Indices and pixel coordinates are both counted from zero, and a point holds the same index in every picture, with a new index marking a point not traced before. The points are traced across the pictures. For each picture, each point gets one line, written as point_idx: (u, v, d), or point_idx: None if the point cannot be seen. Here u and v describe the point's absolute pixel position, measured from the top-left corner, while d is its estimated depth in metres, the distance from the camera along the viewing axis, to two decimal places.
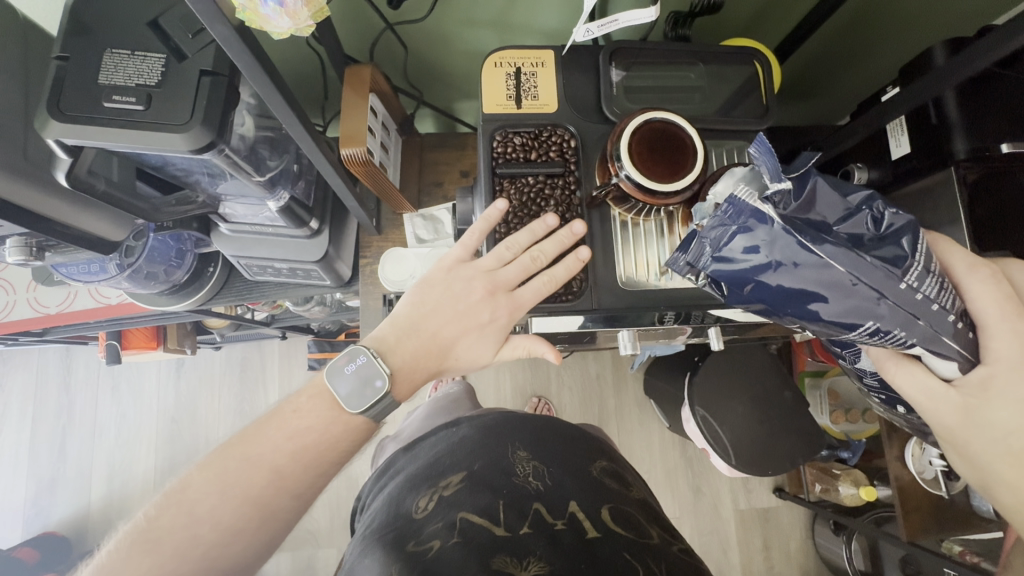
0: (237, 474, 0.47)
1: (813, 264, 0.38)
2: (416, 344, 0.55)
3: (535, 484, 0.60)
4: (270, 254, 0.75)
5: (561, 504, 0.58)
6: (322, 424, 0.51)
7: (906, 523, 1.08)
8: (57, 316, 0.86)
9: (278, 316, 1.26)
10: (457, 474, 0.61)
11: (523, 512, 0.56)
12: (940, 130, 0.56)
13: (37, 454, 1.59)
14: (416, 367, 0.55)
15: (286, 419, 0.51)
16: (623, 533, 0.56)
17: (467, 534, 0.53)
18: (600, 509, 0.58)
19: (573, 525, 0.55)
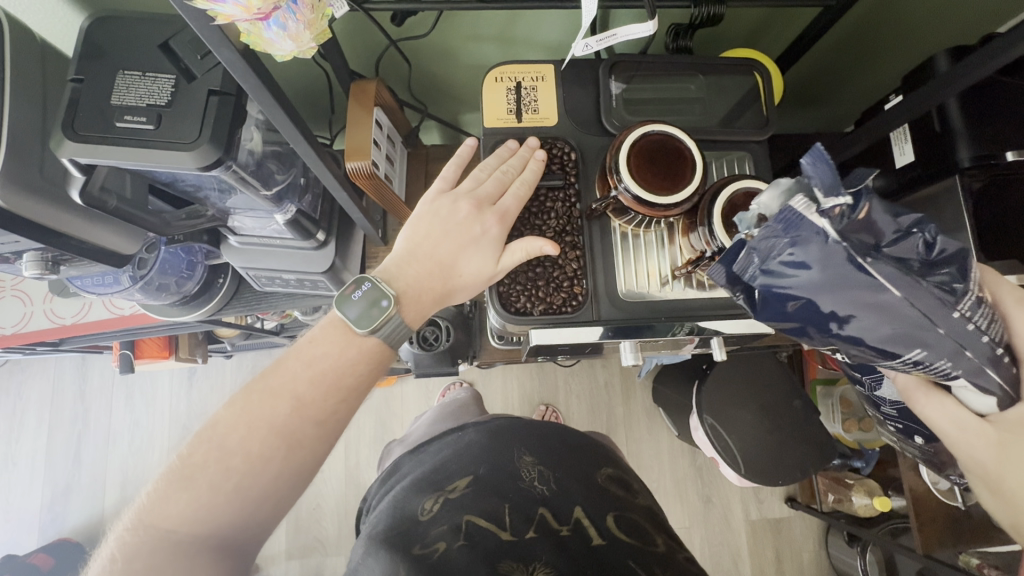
0: (260, 406, 0.46)
1: (868, 286, 0.36)
2: (416, 270, 0.53)
3: (541, 488, 0.61)
4: (279, 266, 0.76)
5: (566, 509, 0.59)
6: (337, 351, 0.50)
7: (922, 536, 1.07)
8: (72, 327, 0.88)
9: (287, 325, 1.28)
10: (463, 478, 0.61)
11: (529, 516, 0.58)
12: (944, 139, 0.56)
13: (54, 462, 1.62)
14: (417, 294, 0.53)
15: (303, 350, 0.49)
16: (627, 540, 0.57)
17: (474, 538, 0.55)
18: (606, 516, 0.60)
19: (580, 533, 0.57)
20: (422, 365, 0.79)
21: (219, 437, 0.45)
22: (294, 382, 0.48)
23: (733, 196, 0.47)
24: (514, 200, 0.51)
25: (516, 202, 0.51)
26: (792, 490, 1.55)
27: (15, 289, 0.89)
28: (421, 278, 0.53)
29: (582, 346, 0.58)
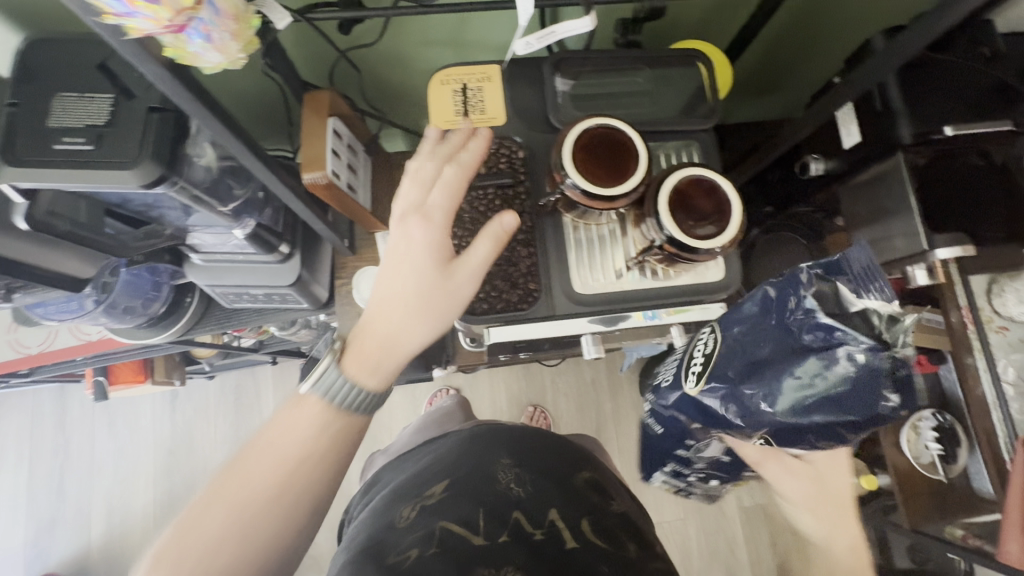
0: (238, 484, 0.44)
1: (783, 330, 0.45)
2: (358, 335, 0.50)
3: (515, 490, 0.59)
4: (243, 281, 0.76)
5: (541, 513, 0.57)
6: (311, 424, 0.47)
7: (908, 507, 1.19)
8: (39, 356, 0.87)
9: (266, 342, 1.28)
10: (440, 484, 0.60)
11: (503, 521, 0.56)
12: (887, 117, 0.56)
13: (36, 497, 1.59)
14: (364, 343, 0.49)
15: (286, 419, 0.47)
16: (602, 544, 0.55)
17: (446, 543, 0.52)
18: (581, 520, 0.58)
19: (551, 534, 0.55)
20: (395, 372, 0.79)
21: (200, 518, 0.43)
22: (275, 445, 0.45)
23: (678, 184, 0.48)
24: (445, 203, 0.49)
25: (448, 201, 0.49)
26: None
27: None
28: (362, 342, 0.49)
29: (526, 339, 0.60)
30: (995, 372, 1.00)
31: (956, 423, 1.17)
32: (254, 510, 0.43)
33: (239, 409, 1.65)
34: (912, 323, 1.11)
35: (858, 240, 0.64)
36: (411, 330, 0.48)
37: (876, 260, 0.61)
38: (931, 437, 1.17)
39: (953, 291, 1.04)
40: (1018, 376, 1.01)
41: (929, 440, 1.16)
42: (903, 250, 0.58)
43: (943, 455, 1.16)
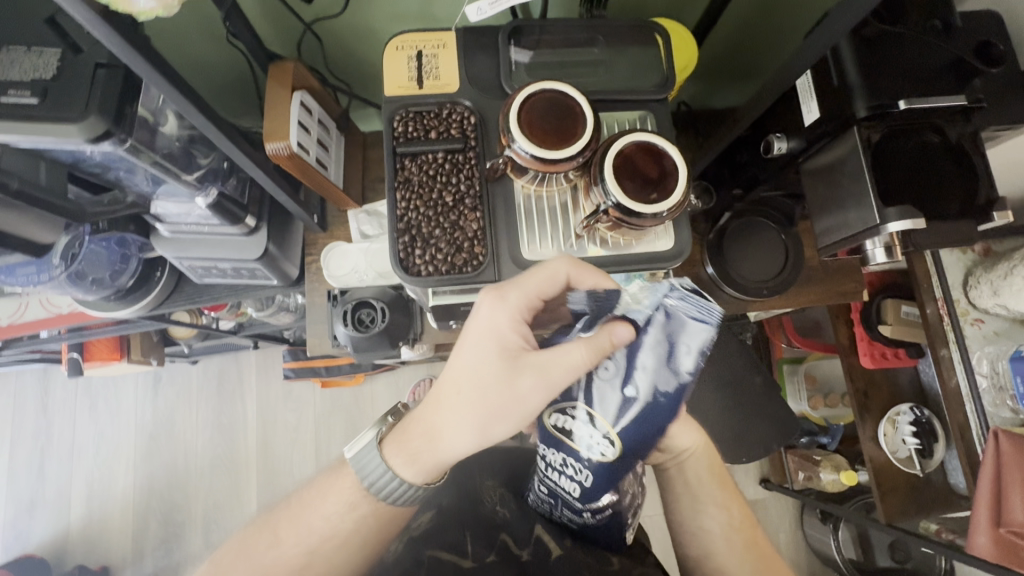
0: (272, 552, 0.56)
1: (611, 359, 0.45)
2: (415, 419, 0.56)
3: (501, 512, 0.66)
4: (209, 253, 0.76)
5: (525, 531, 0.63)
6: (335, 518, 0.56)
7: (884, 505, 1.18)
8: (10, 327, 0.88)
9: (245, 325, 1.28)
10: (427, 513, 0.64)
11: (491, 544, 0.60)
12: (842, 92, 0.56)
13: (17, 479, 1.59)
14: (405, 436, 0.56)
15: (319, 504, 0.57)
16: (585, 559, 0.59)
17: (435, 566, 0.56)
18: (564, 538, 0.61)
19: (538, 550, 0.60)
20: (360, 347, 0.79)
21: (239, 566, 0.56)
22: (305, 524, 0.56)
23: (624, 149, 0.48)
24: (523, 292, 0.49)
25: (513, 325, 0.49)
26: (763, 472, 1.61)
27: None
28: (422, 431, 0.55)
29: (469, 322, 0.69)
30: (970, 365, 0.99)
31: (934, 418, 1.20)
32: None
33: (222, 395, 1.65)
34: (888, 316, 1.18)
35: (817, 218, 0.64)
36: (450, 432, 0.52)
37: (837, 236, 0.61)
38: (909, 431, 1.19)
39: (928, 283, 1.04)
40: (992, 369, 0.99)
41: (907, 435, 1.18)
42: (857, 225, 0.58)
43: (920, 449, 1.19)
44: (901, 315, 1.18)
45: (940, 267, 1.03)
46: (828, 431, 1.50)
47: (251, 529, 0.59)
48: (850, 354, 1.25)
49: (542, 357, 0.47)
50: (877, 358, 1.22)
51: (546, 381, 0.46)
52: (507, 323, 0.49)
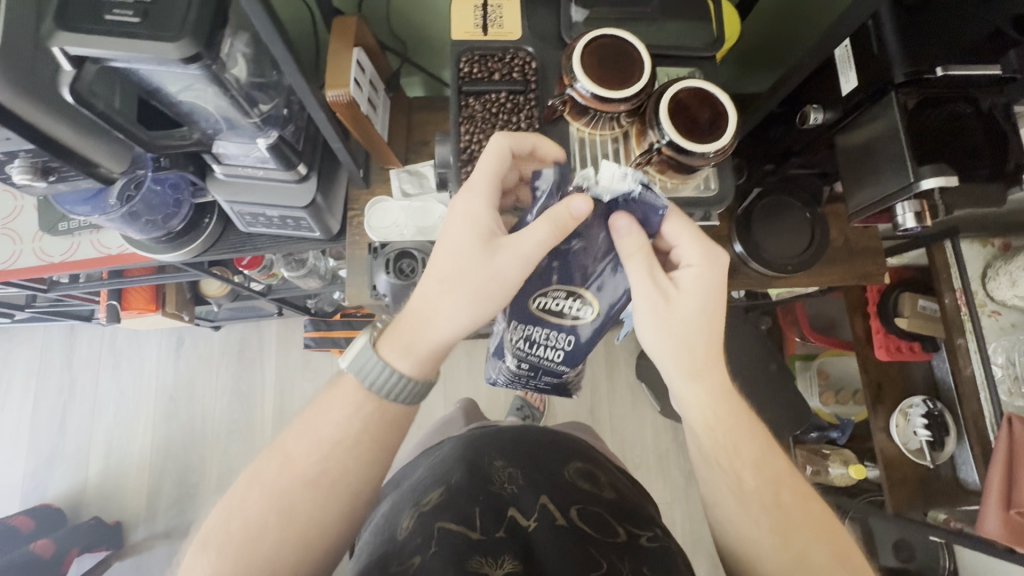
0: (276, 478, 0.56)
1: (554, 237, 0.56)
2: (407, 316, 0.58)
3: (509, 489, 0.69)
4: (262, 197, 0.80)
5: (530, 501, 0.67)
6: (338, 430, 0.58)
7: (893, 495, 1.19)
8: (59, 265, 0.91)
9: (275, 287, 1.32)
10: (436, 491, 0.68)
11: (500, 519, 0.63)
12: (881, 61, 0.59)
13: (38, 431, 1.62)
14: (400, 333, 0.58)
15: (317, 432, 0.58)
16: (587, 529, 0.63)
17: (443, 541, 0.59)
18: (570, 509, 0.66)
19: (545, 517, 0.64)
20: (397, 294, 0.83)
21: (239, 506, 0.55)
22: (304, 445, 0.57)
23: (678, 94, 0.51)
24: (482, 179, 0.55)
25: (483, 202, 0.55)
26: None
27: (6, 227, 0.91)
28: (414, 325, 0.58)
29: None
30: (987, 354, 1.01)
31: (945, 411, 1.22)
32: (275, 506, 0.55)
33: (242, 361, 1.69)
34: (906, 308, 1.23)
35: (850, 183, 0.67)
36: (447, 312, 0.56)
37: (875, 196, 0.64)
38: (921, 423, 1.20)
39: (947, 274, 1.06)
40: (1008, 360, 1.00)
41: (919, 427, 1.19)
42: (891, 186, 0.61)
43: (931, 442, 1.20)
44: (917, 309, 1.22)
45: (961, 258, 1.05)
46: (839, 426, 1.50)
47: (252, 467, 0.58)
48: (866, 346, 1.27)
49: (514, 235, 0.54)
50: (891, 351, 1.23)
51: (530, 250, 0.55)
52: (474, 205, 0.54)
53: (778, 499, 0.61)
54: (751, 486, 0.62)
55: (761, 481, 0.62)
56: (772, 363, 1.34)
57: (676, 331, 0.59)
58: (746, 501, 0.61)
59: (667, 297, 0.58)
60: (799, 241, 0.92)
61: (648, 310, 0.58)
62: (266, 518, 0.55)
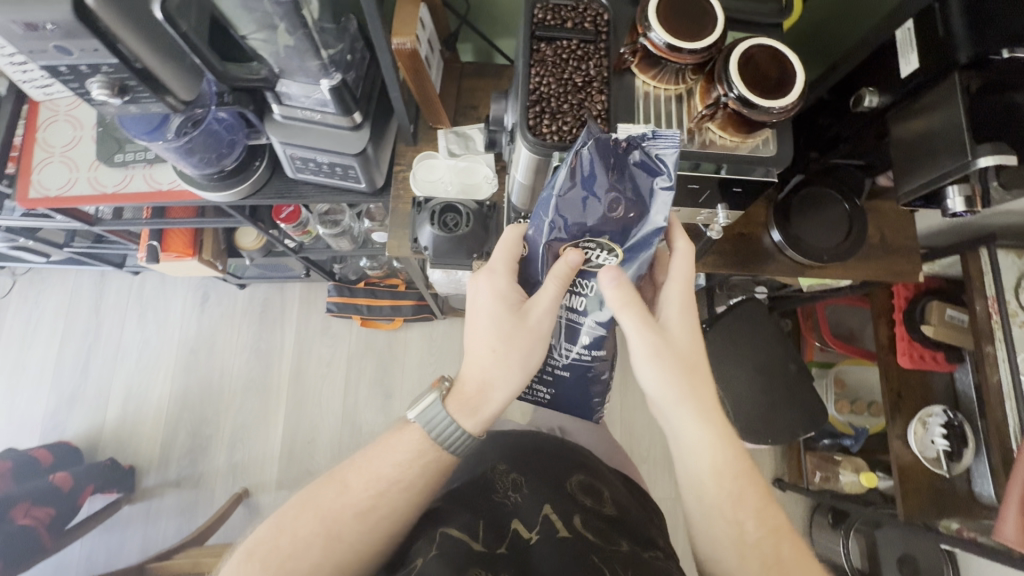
0: (330, 505, 0.63)
1: (575, 196, 0.54)
2: (463, 375, 0.66)
3: (512, 499, 0.71)
4: (316, 141, 0.82)
5: (533, 513, 0.68)
6: (391, 474, 0.64)
7: (905, 502, 1.19)
8: (112, 195, 0.93)
9: (306, 246, 1.34)
10: (440, 497, 0.71)
11: (501, 533, 0.65)
12: (946, 42, 0.60)
13: (62, 371, 1.66)
14: (462, 390, 0.65)
15: (364, 468, 0.65)
16: (591, 538, 0.64)
17: (446, 546, 0.61)
18: (573, 518, 0.68)
19: (546, 531, 0.65)
20: (440, 250, 0.84)
21: (293, 523, 0.62)
22: (358, 473, 0.64)
23: (748, 50, 0.52)
24: (507, 259, 0.65)
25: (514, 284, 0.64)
26: (779, 473, 1.61)
27: (65, 154, 0.94)
28: (468, 382, 0.65)
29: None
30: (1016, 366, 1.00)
31: (965, 423, 1.21)
32: (330, 535, 0.61)
33: (263, 322, 1.71)
34: (931, 317, 1.21)
35: (902, 163, 0.68)
36: (496, 379, 0.64)
37: (921, 176, 0.65)
38: (939, 433, 1.19)
39: (980, 283, 1.06)
40: None
41: (937, 436, 1.19)
42: (947, 163, 0.61)
43: (948, 452, 1.20)
44: (944, 317, 1.20)
45: (996, 268, 1.05)
46: (852, 434, 1.49)
47: (302, 492, 0.65)
48: (889, 353, 1.27)
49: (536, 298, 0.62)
50: (914, 358, 1.23)
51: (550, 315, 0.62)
52: (505, 283, 0.64)
53: (778, 557, 0.60)
54: (752, 538, 0.61)
55: (762, 533, 0.61)
56: (792, 363, 1.33)
57: (676, 352, 0.63)
58: (747, 560, 0.60)
59: (664, 308, 0.62)
60: (836, 234, 0.92)
61: (647, 348, 0.62)
62: (321, 554, 0.60)
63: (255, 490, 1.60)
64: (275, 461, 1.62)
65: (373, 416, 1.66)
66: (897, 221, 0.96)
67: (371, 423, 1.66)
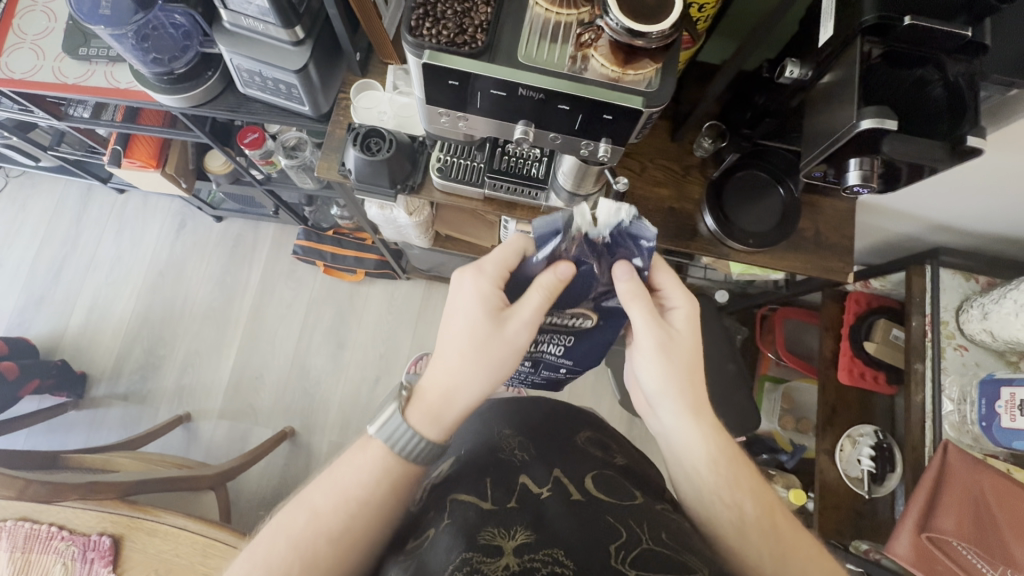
0: (303, 526, 0.54)
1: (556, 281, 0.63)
2: (426, 383, 0.62)
3: (519, 457, 0.64)
4: (257, 52, 0.85)
5: (542, 473, 0.61)
6: (362, 473, 0.58)
7: (821, 517, 1.16)
8: (71, 87, 0.97)
9: (272, 179, 1.37)
10: (449, 464, 0.65)
11: (511, 488, 0.58)
12: (852, 5, 0.59)
13: (36, 274, 1.72)
14: (426, 397, 0.61)
15: (338, 480, 0.58)
16: (605, 498, 0.58)
17: (456, 512, 0.54)
18: (584, 478, 0.61)
19: (558, 490, 0.58)
20: (363, 174, 0.85)
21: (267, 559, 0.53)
22: (330, 494, 0.56)
23: None
24: (498, 265, 0.62)
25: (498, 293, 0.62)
26: None
27: (35, 43, 0.99)
28: (431, 386, 0.61)
29: (469, 146, 0.86)
30: (940, 386, 0.97)
31: (894, 446, 1.16)
32: (307, 560, 0.53)
33: (233, 256, 1.75)
34: (876, 335, 1.19)
35: (811, 130, 0.68)
36: (465, 387, 0.60)
37: (822, 144, 0.65)
38: (867, 452, 1.14)
39: (920, 299, 1.02)
40: (961, 395, 0.96)
41: (863, 456, 1.14)
42: (838, 129, 0.62)
43: (873, 474, 1.15)
44: (889, 336, 1.18)
45: (938, 286, 1.02)
46: (790, 450, 1.43)
47: (276, 512, 0.57)
48: (829, 367, 1.24)
49: (515, 307, 0.61)
50: (854, 375, 1.20)
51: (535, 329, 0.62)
52: (488, 290, 0.62)
53: (776, 525, 0.61)
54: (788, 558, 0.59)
55: (759, 511, 0.62)
56: (731, 364, 1.31)
57: (681, 363, 0.63)
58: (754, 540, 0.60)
59: (664, 340, 0.62)
60: (768, 222, 0.91)
61: (653, 345, 0.62)
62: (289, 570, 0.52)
63: (197, 415, 1.62)
64: (220, 390, 1.64)
65: (322, 362, 1.67)
66: (835, 218, 0.94)
67: (320, 368, 1.67)
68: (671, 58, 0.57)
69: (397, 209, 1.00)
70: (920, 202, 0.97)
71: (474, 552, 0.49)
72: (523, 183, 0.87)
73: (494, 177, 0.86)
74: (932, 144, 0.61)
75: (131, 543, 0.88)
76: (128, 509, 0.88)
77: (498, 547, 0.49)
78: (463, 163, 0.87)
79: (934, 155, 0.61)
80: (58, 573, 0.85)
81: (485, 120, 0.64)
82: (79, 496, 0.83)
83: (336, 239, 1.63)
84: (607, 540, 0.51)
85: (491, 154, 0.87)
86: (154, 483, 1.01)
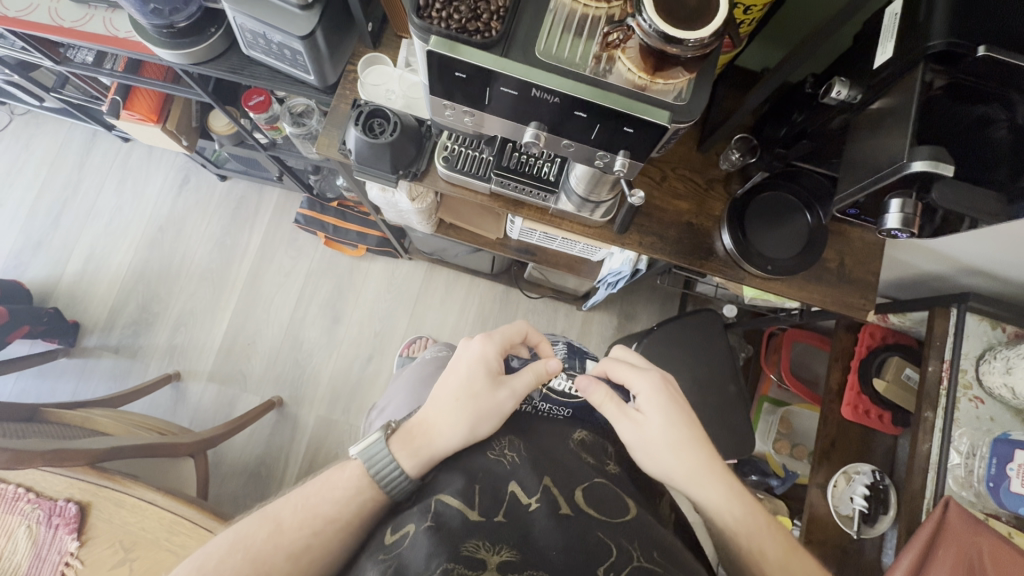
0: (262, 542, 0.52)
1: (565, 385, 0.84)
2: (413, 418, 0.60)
3: (510, 458, 0.55)
4: (262, 14, 0.79)
5: (533, 481, 0.53)
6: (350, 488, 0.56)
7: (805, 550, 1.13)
8: (66, 31, 0.92)
9: (278, 145, 1.32)
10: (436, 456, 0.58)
11: (498, 498, 0.51)
12: (920, 28, 0.51)
13: (36, 216, 1.69)
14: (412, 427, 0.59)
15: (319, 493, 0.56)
16: (595, 515, 0.51)
17: (441, 518, 0.49)
18: (576, 490, 0.54)
19: (548, 501, 0.51)
20: (363, 157, 0.80)
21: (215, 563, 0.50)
22: (297, 509, 0.54)
23: None
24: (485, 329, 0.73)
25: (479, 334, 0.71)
26: None
27: None
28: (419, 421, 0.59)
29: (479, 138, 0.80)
30: (950, 437, 0.92)
31: (892, 488, 1.10)
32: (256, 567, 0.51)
33: (235, 217, 1.71)
34: (887, 372, 1.14)
35: (854, 154, 0.62)
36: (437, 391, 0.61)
37: (869, 175, 0.58)
38: (861, 492, 1.09)
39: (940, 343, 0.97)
40: (971, 449, 0.91)
41: (856, 494, 1.09)
42: (885, 165, 0.56)
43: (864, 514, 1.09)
44: (900, 375, 1.13)
45: (961, 330, 0.96)
46: (781, 476, 1.40)
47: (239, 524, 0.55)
48: (834, 400, 1.19)
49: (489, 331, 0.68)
50: (858, 411, 1.15)
51: (489, 340, 0.65)
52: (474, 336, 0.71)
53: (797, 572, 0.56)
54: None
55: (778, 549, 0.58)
56: (732, 384, 1.27)
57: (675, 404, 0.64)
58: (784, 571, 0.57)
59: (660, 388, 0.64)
60: (790, 249, 0.84)
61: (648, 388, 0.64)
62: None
63: (186, 375, 1.61)
64: (212, 352, 1.62)
65: (316, 336, 1.64)
66: (862, 251, 0.87)
67: (313, 342, 1.64)
68: (704, 72, 0.51)
69: (399, 193, 0.95)
70: (955, 242, 0.90)
71: (456, 563, 0.45)
72: (531, 184, 0.81)
73: (501, 174, 0.81)
74: (989, 195, 0.55)
75: (98, 512, 0.87)
76: (98, 477, 0.87)
77: (482, 561, 0.46)
78: (471, 155, 0.82)
79: (986, 209, 0.55)
80: (22, 534, 0.85)
81: (497, 120, 0.58)
82: (45, 463, 0.81)
83: (337, 212, 1.57)
84: (593, 563, 0.47)
85: (501, 148, 0.82)
86: (131, 449, 0.99)
